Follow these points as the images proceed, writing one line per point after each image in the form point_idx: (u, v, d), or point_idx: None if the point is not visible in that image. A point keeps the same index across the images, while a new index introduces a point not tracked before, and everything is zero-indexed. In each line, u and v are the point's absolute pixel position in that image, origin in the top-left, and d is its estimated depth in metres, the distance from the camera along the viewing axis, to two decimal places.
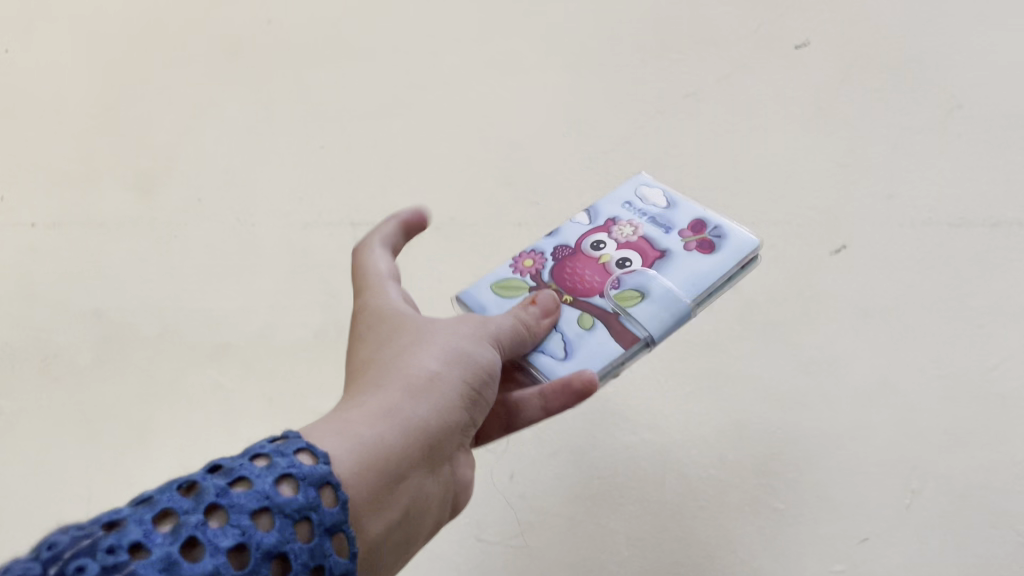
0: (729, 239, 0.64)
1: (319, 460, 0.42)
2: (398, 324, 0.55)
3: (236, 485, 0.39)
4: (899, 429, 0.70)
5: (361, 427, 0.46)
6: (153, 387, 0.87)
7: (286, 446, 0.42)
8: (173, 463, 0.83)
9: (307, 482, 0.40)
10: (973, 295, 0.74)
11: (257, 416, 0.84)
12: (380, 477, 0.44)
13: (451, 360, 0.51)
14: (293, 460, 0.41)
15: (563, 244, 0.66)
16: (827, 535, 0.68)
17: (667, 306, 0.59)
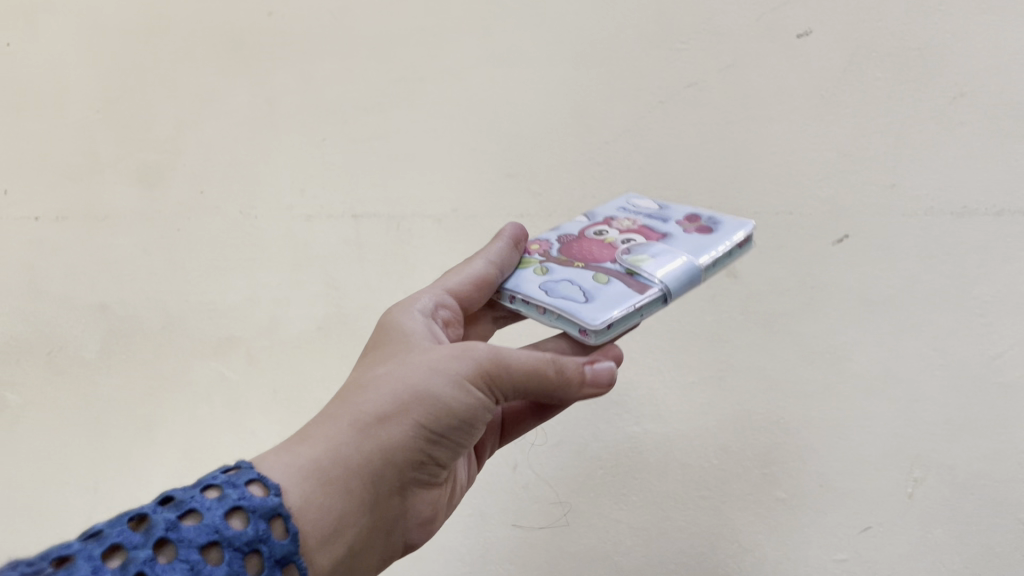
0: (727, 221, 0.62)
1: (270, 491, 0.41)
2: (394, 347, 0.52)
3: (185, 518, 0.38)
4: (901, 419, 0.70)
5: (309, 456, 0.44)
6: (159, 380, 0.90)
7: (238, 478, 0.41)
8: (181, 456, 0.87)
9: (257, 514, 0.39)
10: (976, 284, 0.73)
11: (264, 408, 0.86)
12: (321, 515, 0.43)
13: (417, 398, 0.46)
14: (244, 492, 0.40)
15: (567, 233, 0.66)
16: (830, 524, 0.69)
17: (679, 262, 0.56)
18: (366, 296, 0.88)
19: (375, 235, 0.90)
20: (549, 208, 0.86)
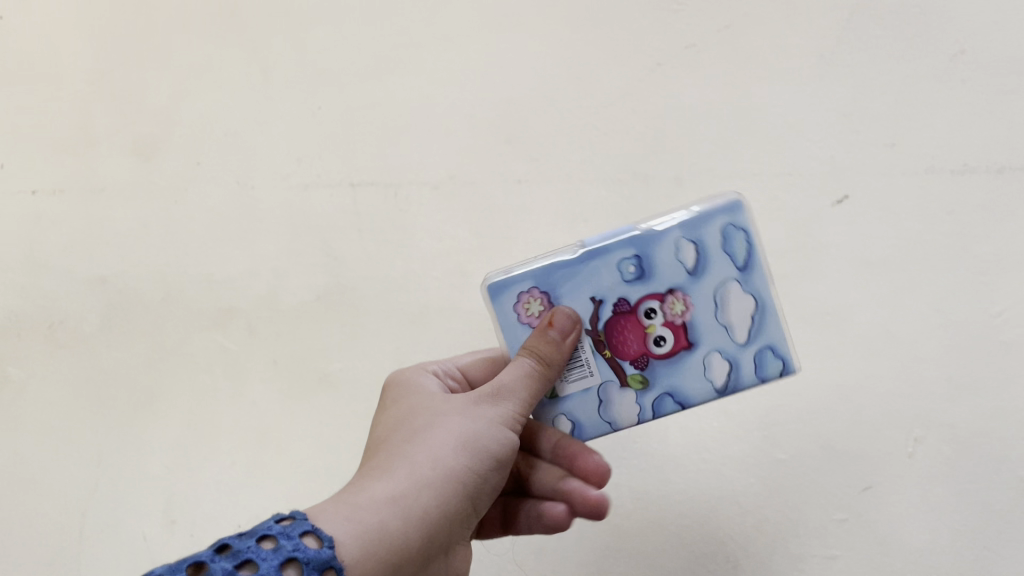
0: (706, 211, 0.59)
1: (324, 543, 0.46)
2: (414, 409, 0.59)
3: (242, 568, 0.43)
4: (903, 379, 0.70)
5: (368, 514, 0.49)
6: (162, 351, 0.90)
7: (292, 530, 0.46)
8: (187, 426, 0.88)
9: (310, 565, 0.44)
10: (977, 242, 0.73)
11: (267, 378, 0.87)
12: (384, 566, 0.48)
13: (457, 447, 0.54)
14: (298, 544, 0.45)
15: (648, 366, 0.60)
16: (830, 486, 0.69)
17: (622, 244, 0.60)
18: (365, 266, 0.88)
19: (373, 203, 0.89)
20: (546, 173, 0.85)
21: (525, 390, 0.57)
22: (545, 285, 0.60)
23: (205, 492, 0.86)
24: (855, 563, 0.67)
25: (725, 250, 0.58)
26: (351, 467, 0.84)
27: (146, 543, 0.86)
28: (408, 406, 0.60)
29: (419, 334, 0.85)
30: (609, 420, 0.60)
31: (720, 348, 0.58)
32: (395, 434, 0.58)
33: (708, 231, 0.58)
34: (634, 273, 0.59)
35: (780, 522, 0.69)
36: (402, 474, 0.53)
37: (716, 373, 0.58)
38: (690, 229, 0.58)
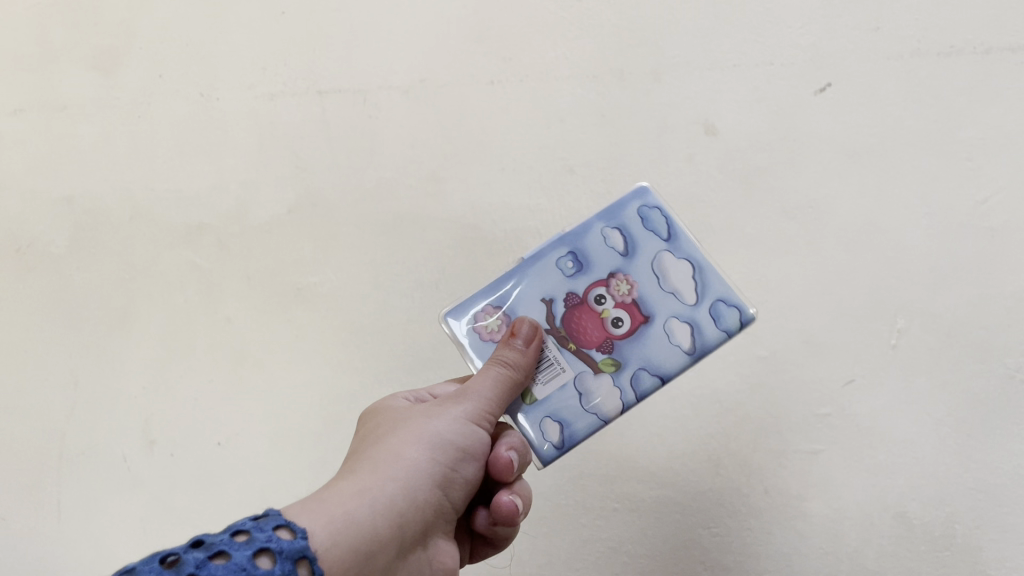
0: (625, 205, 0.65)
1: (298, 534, 0.43)
2: (377, 425, 0.57)
3: (215, 558, 0.39)
4: (885, 270, 0.69)
5: (333, 506, 0.47)
6: (132, 270, 0.88)
7: (265, 523, 0.43)
8: (161, 345, 0.86)
9: (284, 556, 0.41)
10: (962, 126, 0.72)
11: (240, 294, 0.85)
12: (354, 555, 0.45)
13: (422, 442, 0.53)
14: (271, 535, 0.42)
15: (616, 356, 0.60)
16: (812, 380, 0.68)
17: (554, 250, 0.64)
18: (336, 175, 0.85)
19: (343, 111, 0.86)
20: (520, 72, 0.82)
21: (492, 390, 0.56)
22: (499, 301, 0.62)
23: (184, 410, 0.85)
24: (839, 456, 0.67)
25: (648, 229, 0.63)
26: (329, 380, 0.82)
27: (127, 464, 0.84)
28: (373, 424, 0.57)
29: (395, 242, 0.83)
30: (594, 411, 0.59)
31: (675, 312, 0.60)
32: (361, 447, 0.55)
33: (627, 215, 0.64)
34: (573, 267, 0.62)
35: (762, 418, 0.69)
36: (365, 473, 0.50)
37: (679, 333, 0.60)
38: (613, 220, 0.64)
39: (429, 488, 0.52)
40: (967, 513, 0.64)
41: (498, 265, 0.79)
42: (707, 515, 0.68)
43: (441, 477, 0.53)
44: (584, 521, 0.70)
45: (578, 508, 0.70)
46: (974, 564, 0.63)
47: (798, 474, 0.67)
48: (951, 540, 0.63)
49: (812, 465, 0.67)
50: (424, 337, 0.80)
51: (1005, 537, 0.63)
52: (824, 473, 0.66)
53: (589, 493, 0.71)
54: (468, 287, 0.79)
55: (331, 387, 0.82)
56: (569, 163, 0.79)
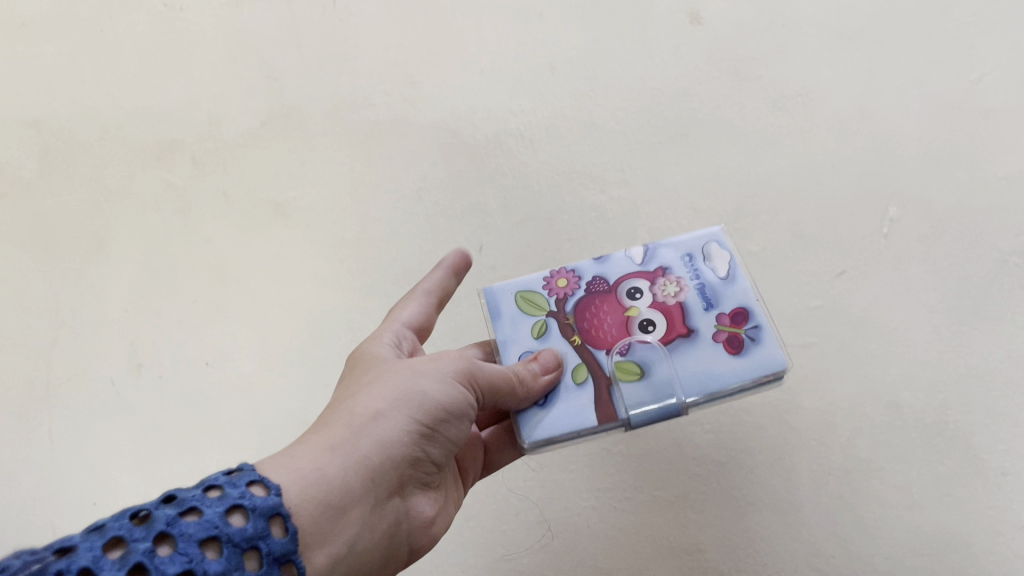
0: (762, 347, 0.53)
1: (272, 491, 0.41)
2: (362, 370, 0.52)
3: (186, 515, 0.38)
4: (876, 158, 0.69)
5: (305, 461, 0.44)
6: (106, 193, 0.87)
7: (239, 479, 0.41)
8: (142, 266, 0.85)
9: (257, 513, 0.39)
10: (952, 12, 0.73)
11: (217, 211, 0.84)
12: (324, 511, 0.43)
13: (401, 397, 0.48)
14: (246, 491, 0.40)
15: (604, 275, 0.60)
16: (800, 274, 0.68)
17: (658, 402, 0.52)
18: (313, 87, 0.85)
19: (316, 20, 0.88)
20: None
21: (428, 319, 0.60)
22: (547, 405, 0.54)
23: (171, 331, 0.82)
24: (830, 348, 0.66)
25: (738, 357, 0.53)
26: (311, 295, 0.80)
27: (116, 390, 0.81)
28: (358, 368, 0.53)
29: (375, 153, 0.81)
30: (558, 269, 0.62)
31: (692, 293, 0.58)
32: (339, 395, 0.50)
33: (729, 375, 0.53)
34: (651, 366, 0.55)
35: None
36: (337, 429, 0.46)
37: (664, 268, 0.60)
38: (719, 384, 0.52)
39: (409, 444, 0.48)
40: (961, 399, 0.63)
41: (481, 171, 0.77)
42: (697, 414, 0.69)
43: (420, 434, 0.49)
44: None
45: None
46: (966, 451, 0.62)
47: (790, 368, 0.67)
48: (943, 428, 0.63)
49: (803, 359, 0.66)
50: (406, 246, 0.78)
51: (997, 423, 0.62)
52: (815, 366, 0.66)
53: None
54: (452, 194, 0.77)
55: (313, 303, 0.80)
56: (552, 63, 0.79)
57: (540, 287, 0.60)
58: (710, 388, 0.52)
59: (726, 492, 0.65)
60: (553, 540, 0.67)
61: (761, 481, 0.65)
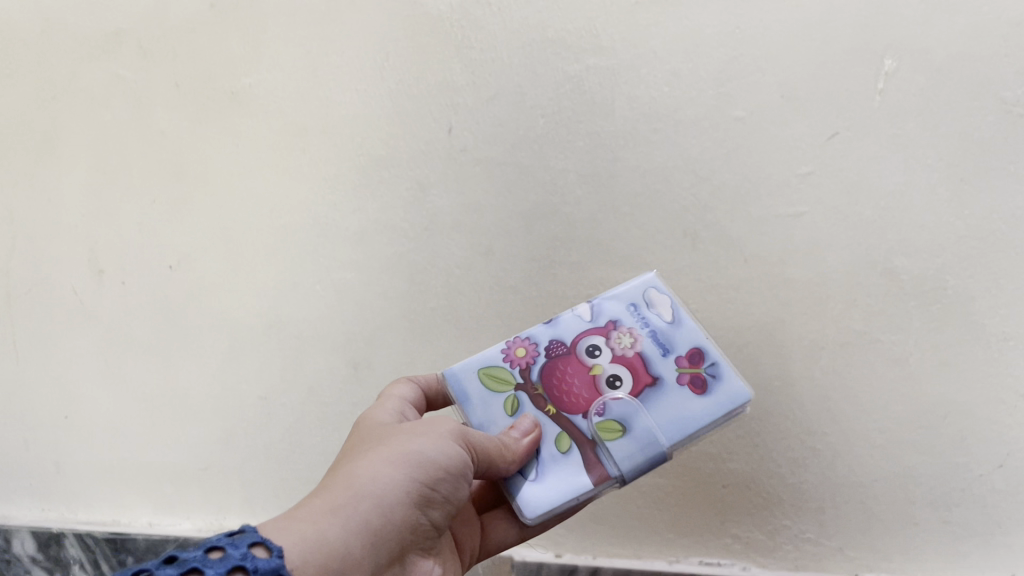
0: (725, 382, 0.55)
1: (273, 552, 0.41)
2: (362, 439, 0.52)
3: (187, 574, 0.38)
4: (873, 5, 0.61)
5: (307, 521, 0.44)
6: (52, 90, 0.81)
7: (240, 540, 0.41)
8: (94, 169, 0.81)
9: (258, 575, 0.39)
10: None
11: (169, 104, 0.78)
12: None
13: (402, 459, 0.49)
14: (246, 552, 0.40)
15: (559, 337, 0.59)
16: (788, 139, 0.63)
17: (646, 450, 0.53)
18: None
19: None
20: None
21: (420, 402, 0.60)
22: (538, 474, 0.53)
23: (130, 236, 0.80)
24: (822, 216, 0.62)
25: (708, 401, 0.54)
26: (277, 189, 0.76)
27: (79, 297, 0.82)
28: (358, 438, 0.53)
29: (332, 31, 0.74)
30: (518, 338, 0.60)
31: (648, 341, 0.58)
32: (340, 461, 0.51)
33: (701, 415, 0.54)
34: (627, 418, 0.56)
35: (738, 185, 0.64)
36: (337, 490, 0.46)
37: (614, 322, 0.59)
38: (694, 426, 0.53)
39: (408, 507, 0.48)
40: (959, 265, 0.60)
41: (447, 45, 0.71)
42: (684, 294, 0.66)
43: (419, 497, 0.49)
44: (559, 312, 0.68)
45: (551, 298, 0.69)
46: (963, 319, 0.60)
47: (779, 240, 0.63)
48: (941, 293, 0.60)
49: (795, 228, 0.63)
50: (372, 131, 0.73)
51: (999, 286, 0.59)
52: (805, 236, 0.63)
53: (560, 282, 0.69)
54: (416, 73, 0.72)
55: (280, 201, 0.76)
56: None
57: (500, 356, 0.59)
58: (690, 428, 0.53)
59: None
60: None
61: (752, 361, 0.64)
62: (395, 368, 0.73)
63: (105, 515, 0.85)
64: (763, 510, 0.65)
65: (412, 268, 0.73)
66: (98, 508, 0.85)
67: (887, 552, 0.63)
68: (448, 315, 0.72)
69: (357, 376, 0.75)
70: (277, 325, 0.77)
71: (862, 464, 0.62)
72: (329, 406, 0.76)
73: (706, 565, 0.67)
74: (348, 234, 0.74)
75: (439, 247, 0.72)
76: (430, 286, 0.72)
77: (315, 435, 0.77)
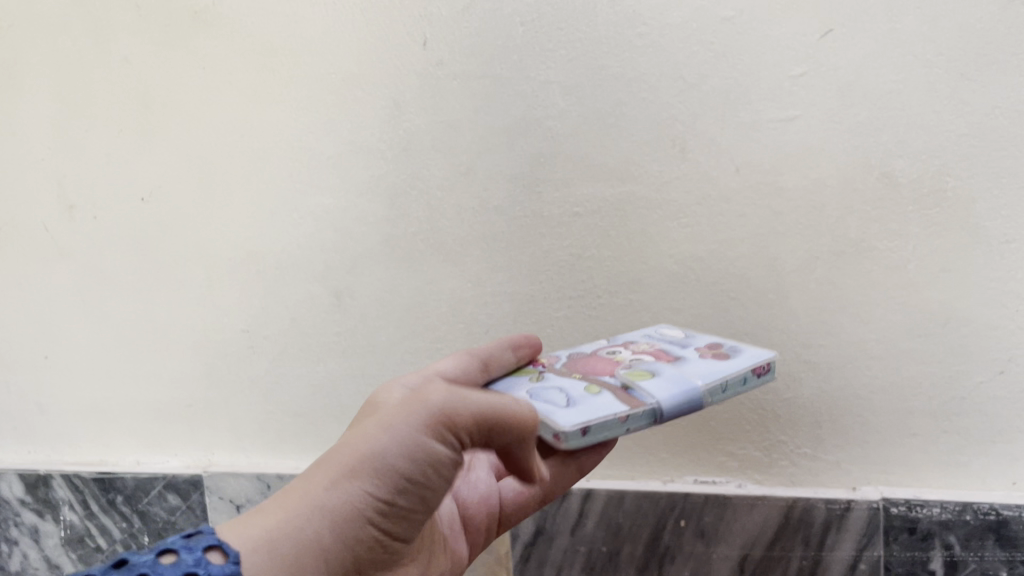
0: (751, 352, 0.52)
1: (229, 558, 0.37)
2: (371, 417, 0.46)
3: None
4: None
5: (287, 520, 0.38)
6: (9, 17, 0.76)
7: (197, 543, 0.38)
8: (57, 100, 0.77)
9: None
10: None
11: (132, 28, 0.73)
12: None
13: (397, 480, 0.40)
14: (199, 558, 0.37)
15: (581, 352, 0.60)
16: (780, 40, 0.58)
17: (678, 382, 0.48)
18: None
19: None
20: None
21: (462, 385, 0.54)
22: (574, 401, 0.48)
23: (99, 168, 0.77)
24: (817, 118, 0.59)
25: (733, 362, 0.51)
26: (248, 114, 0.72)
27: (52, 234, 0.80)
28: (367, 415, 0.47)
29: None
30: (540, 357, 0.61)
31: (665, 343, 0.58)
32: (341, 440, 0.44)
33: (730, 368, 0.50)
34: None
35: (728, 91, 0.60)
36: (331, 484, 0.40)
37: (630, 339, 0.60)
38: (727, 372, 0.49)
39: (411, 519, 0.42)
40: (960, 165, 0.57)
41: None
42: (673, 208, 0.63)
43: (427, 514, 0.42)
44: (543, 231, 0.66)
45: (537, 219, 0.66)
46: (964, 222, 0.58)
47: (771, 146, 0.60)
48: (941, 196, 0.58)
49: (788, 134, 0.60)
50: (340, 46, 0.68)
51: (1000, 185, 0.57)
52: (799, 141, 0.60)
53: (546, 201, 0.66)
54: None
55: (250, 127, 0.72)
56: None
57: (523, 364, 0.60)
58: (720, 372, 0.49)
59: (706, 288, 0.64)
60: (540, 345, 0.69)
61: (744, 273, 0.62)
62: (377, 292, 0.72)
63: (92, 454, 0.85)
64: (757, 426, 0.64)
65: (391, 191, 0.69)
66: (86, 448, 0.85)
67: (885, 463, 0.62)
68: (430, 239, 0.69)
69: (338, 305, 0.73)
70: (254, 254, 0.74)
71: (858, 375, 0.61)
72: (315, 336, 0.74)
73: (702, 483, 0.66)
74: (323, 157, 0.71)
75: (418, 169, 0.68)
76: (410, 209, 0.69)
77: (302, 367, 0.76)
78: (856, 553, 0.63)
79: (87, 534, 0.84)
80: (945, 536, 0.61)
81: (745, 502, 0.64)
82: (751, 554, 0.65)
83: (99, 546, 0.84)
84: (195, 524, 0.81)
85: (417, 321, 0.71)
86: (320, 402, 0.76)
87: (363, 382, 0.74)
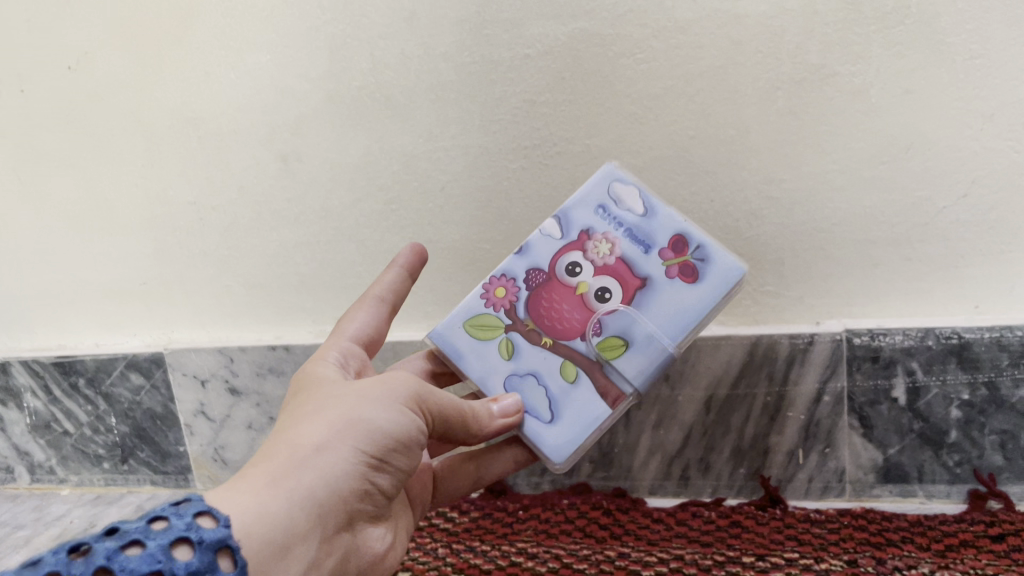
0: (715, 262, 0.54)
1: (220, 521, 0.38)
2: (304, 399, 0.47)
3: (129, 547, 0.36)
4: None
5: (248, 492, 0.40)
6: None
7: (187, 508, 0.39)
8: None
9: (203, 545, 0.37)
10: None
11: None
12: (273, 543, 0.39)
13: (346, 430, 0.43)
14: (191, 522, 0.38)
15: (536, 265, 0.58)
16: None
17: (651, 360, 0.54)
18: None
19: None
20: None
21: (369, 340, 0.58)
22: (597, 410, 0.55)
23: (17, 36, 0.72)
24: None
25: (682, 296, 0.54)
26: None
27: None
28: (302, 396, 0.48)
29: None
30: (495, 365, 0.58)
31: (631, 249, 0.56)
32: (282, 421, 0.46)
33: (697, 302, 0.54)
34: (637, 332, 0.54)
35: None
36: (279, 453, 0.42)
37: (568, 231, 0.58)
38: (689, 317, 0.53)
39: (356, 473, 0.43)
40: None
41: None
42: (630, 42, 0.59)
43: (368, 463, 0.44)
44: (493, 77, 0.62)
45: (486, 64, 0.62)
46: (928, 40, 0.55)
47: None
48: (905, 13, 0.55)
49: None
50: None
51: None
52: None
53: (493, 44, 0.62)
54: None
55: None
56: None
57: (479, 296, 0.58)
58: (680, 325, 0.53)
59: (664, 128, 0.61)
60: (497, 198, 0.66)
61: (704, 110, 0.60)
62: (326, 153, 0.68)
63: (49, 340, 0.83)
64: None
65: (331, 42, 0.65)
66: (42, 334, 0.83)
67: (849, 295, 0.62)
68: (376, 94, 0.65)
69: (286, 169, 0.70)
70: (194, 121, 0.71)
71: (821, 207, 0.60)
72: (265, 203, 0.72)
73: None
74: (254, 11, 0.66)
75: (358, 18, 0.64)
76: (353, 62, 0.65)
77: (256, 238, 0.73)
78: (821, 384, 0.63)
79: (54, 420, 0.84)
80: (908, 363, 0.61)
81: (710, 341, 0.64)
82: (717, 394, 0.65)
83: (66, 430, 0.84)
84: (161, 403, 0.80)
85: (370, 182, 0.68)
86: (277, 273, 0.74)
87: (322, 249, 0.72)
